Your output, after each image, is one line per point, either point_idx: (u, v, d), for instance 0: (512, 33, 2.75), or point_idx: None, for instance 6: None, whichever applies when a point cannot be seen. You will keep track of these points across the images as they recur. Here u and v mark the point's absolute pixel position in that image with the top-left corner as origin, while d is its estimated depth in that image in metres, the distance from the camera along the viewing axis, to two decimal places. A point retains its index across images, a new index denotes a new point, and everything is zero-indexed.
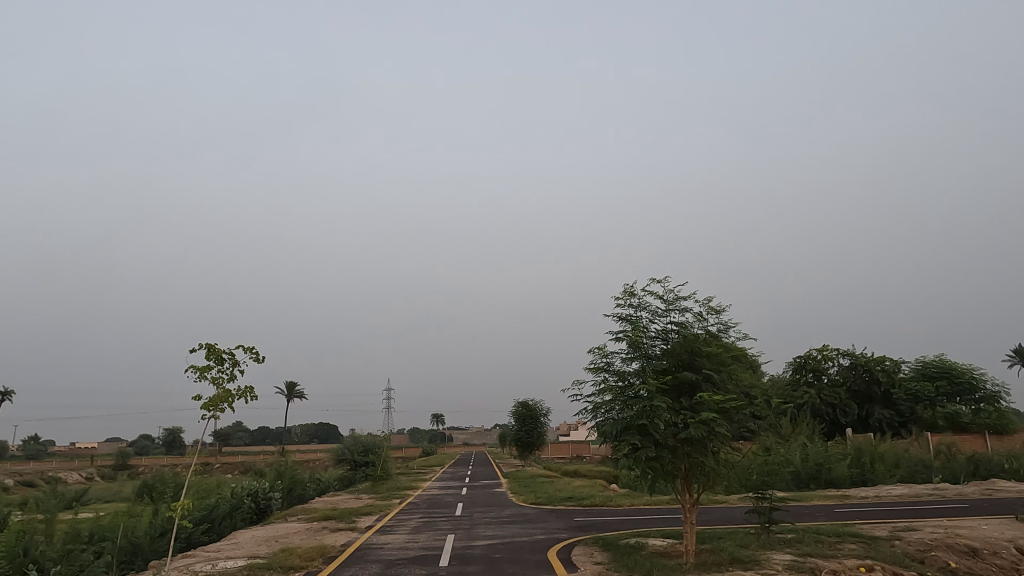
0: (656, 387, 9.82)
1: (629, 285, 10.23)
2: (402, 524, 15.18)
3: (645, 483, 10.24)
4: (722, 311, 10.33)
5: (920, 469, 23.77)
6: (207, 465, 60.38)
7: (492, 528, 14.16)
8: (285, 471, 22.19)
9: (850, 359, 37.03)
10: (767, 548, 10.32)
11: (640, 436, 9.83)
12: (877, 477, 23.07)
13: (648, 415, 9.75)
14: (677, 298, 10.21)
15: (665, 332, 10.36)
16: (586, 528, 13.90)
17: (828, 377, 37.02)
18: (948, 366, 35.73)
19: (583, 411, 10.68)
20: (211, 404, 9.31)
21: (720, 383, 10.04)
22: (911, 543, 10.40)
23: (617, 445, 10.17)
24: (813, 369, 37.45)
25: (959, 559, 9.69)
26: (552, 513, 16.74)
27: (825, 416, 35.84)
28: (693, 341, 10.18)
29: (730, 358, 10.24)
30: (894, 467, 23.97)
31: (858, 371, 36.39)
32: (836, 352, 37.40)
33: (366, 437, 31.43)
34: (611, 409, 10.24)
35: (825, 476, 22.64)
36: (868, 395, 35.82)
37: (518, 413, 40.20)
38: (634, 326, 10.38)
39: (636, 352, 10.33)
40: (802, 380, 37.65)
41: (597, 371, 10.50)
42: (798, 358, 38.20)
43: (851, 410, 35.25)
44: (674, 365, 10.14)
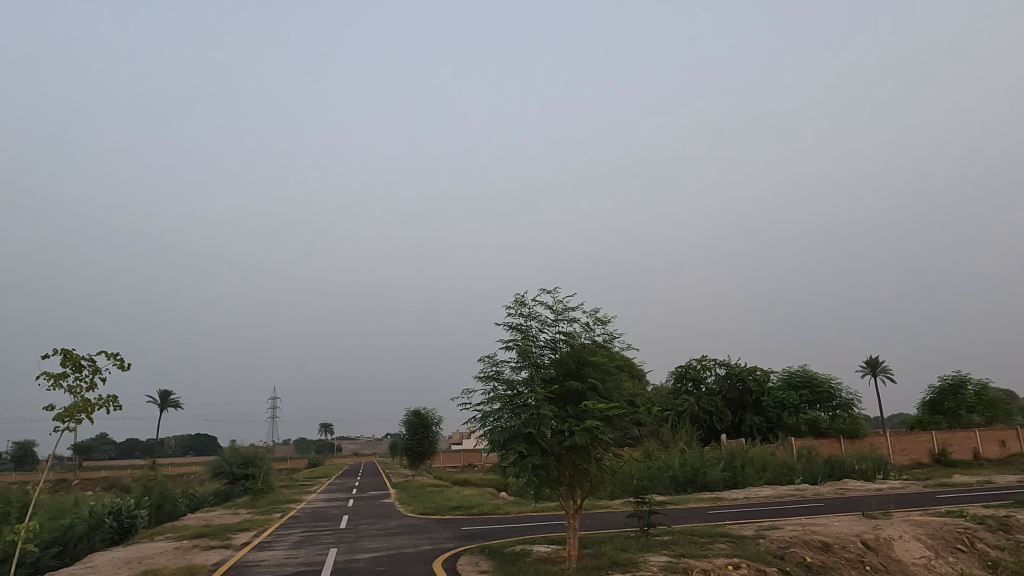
0: (543, 395, 10.01)
1: (520, 295, 10.39)
2: (282, 539, 14.43)
3: (531, 491, 10.35)
4: (608, 322, 10.69)
5: (784, 472, 25.71)
6: (63, 481, 55.02)
7: (378, 541, 13.81)
8: (153, 486, 20.60)
9: (725, 369, 39.42)
10: (645, 550, 10.72)
11: (526, 445, 9.96)
12: (747, 479, 24.68)
13: (535, 423, 9.90)
14: (566, 309, 10.48)
15: (554, 342, 10.58)
16: (473, 538, 13.87)
17: (706, 386, 39.16)
18: (810, 376, 38.94)
19: (472, 420, 10.65)
20: (65, 415, 8.50)
21: (605, 392, 10.38)
22: (773, 541, 11.15)
23: (504, 453, 10.23)
24: (692, 378, 39.52)
25: (814, 554, 10.53)
26: (439, 523, 16.60)
27: (703, 422, 37.77)
28: (580, 350, 10.48)
29: (615, 367, 10.63)
30: (762, 470, 25.65)
31: (733, 380, 38.74)
32: (713, 362, 39.71)
33: (246, 448, 29.80)
34: (500, 418, 10.27)
35: (700, 480, 23.94)
36: (741, 403, 38.24)
37: (409, 422, 39.53)
38: (524, 335, 10.52)
39: (525, 361, 10.44)
40: (683, 389, 39.56)
41: (487, 380, 10.53)
42: (680, 368, 40.13)
43: (726, 417, 37.48)
44: (561, 374, 10.38)
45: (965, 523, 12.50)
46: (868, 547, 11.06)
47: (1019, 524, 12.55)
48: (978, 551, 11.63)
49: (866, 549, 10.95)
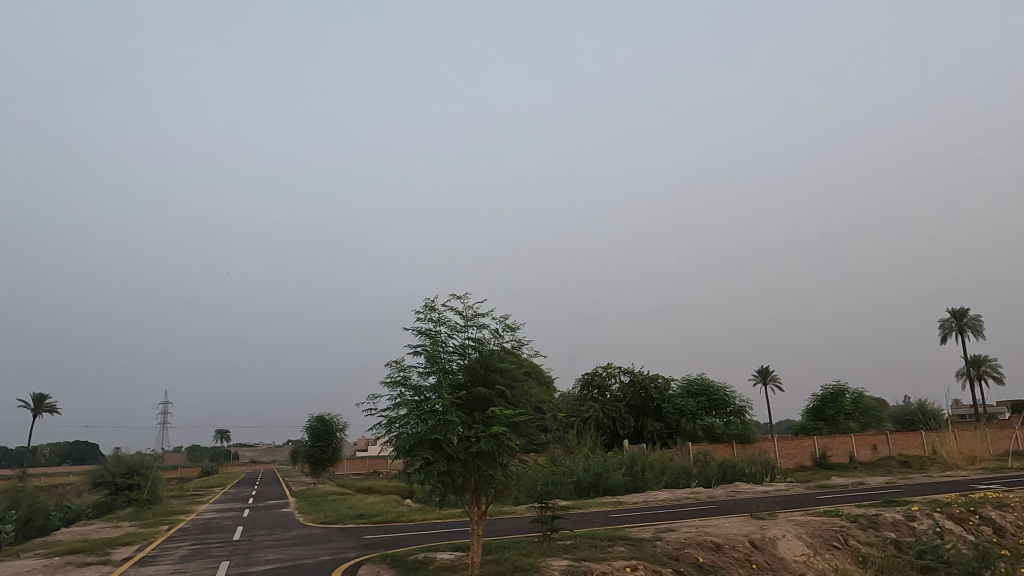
0: (451, 401, 9.96)
1: (430, 300, 10.31)
2: (168, 553, 13.59)
3: (436, 498, 10.25)
4: (517, 329, 10.79)
5: (681, 476, 26.81)
6: None
7: (274, 552, 13.27)
8: (22, 499, 18.85)
9: (629, 376, 40.69)
10: (547, 555, 10.86)
11: (432, 451, 9.88)
12: (646, 484, 25.58)
13: (442, 429, 9.84)
14: (476, 315, 10.49)
15: (463, 348, 10.56)
16: (375, 546, 13.60)
17: (611, 393, 40.24)
18: (707, 385, 40.90)
19: (377, 426, 10.44)
20: None
21: (512, 398, 10.47)
22: (669, 543, 11.60)
23: (409, 460, 10.09)
24: (597, 385, 40.50)
25: (706, 554, 11.05)
26: (340, 532, 16.16)
27: (606, 428, 38.71)
28: (489, 356, 10.51)
29: (523, 374, 10.73)
30: (661, 474, 26.64)
31: (636, 388, 40.05)
32: (618, 370, 40.91)
33: (131, 457, 27.84)
34: (406, 424, 10.11)
35: (602, 484, 24.55)
36: (643, 409, 39.58)
37: (312, 428, 38.27)
38: (433, 340, 10.44)
39: (433, 366, 10.36)
40: (589, 396, 40.43)
41: (393, 386, 10.37)
42: (586, 375, 41.02)
43: (628, 423, 38.66)
44: (470, 380, 10.38)
45: (840, 522, 13.48)
46: (755, 546, 11.70)
47: (887, 522, 13.66)
48: (850, 548, 12.56)
49: (753, 548, 11.59)
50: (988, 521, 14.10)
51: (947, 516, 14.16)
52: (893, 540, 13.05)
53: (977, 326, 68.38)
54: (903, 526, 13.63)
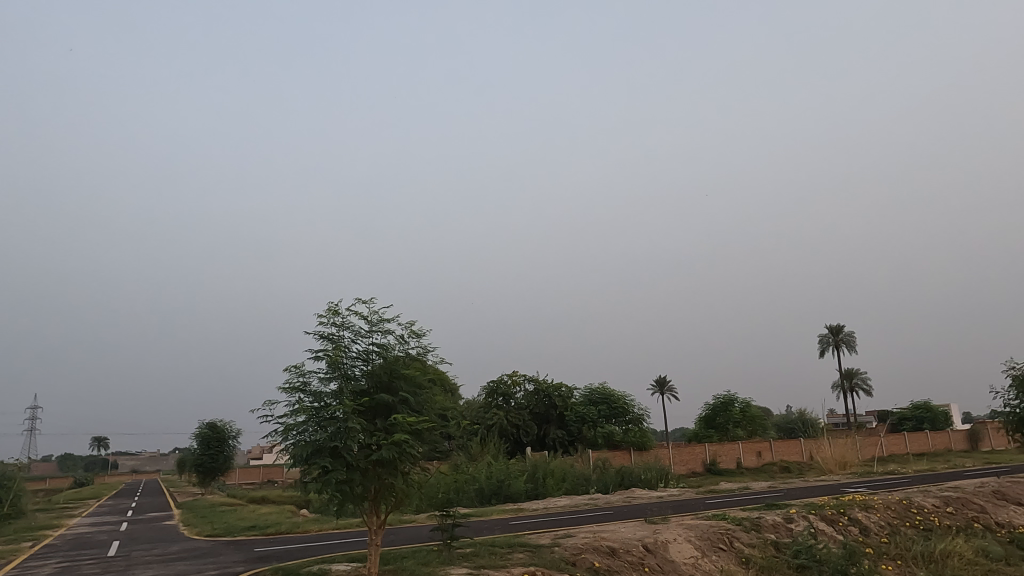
0: (352, 408, 9.73)
1: (333, 303, 10.06)
2: (30, 573, 12.42)
3: (333, 508, 9.95)
4: (423, 335, 10.71)
5: (581, 482, 27.40)
6: None
7: (154, 568, 12.43)
8: None
9: (533, 384, 41.21)
10: (446, 563, 10.79)
11: (331, 459, 9.60)
12: (547, 490, 25.97)
13: (342, 436, 9.59)
14: (381, 320, 10.34)
15: (367, 354, 10.35)
16: (267, 559, 13.04)
17: (515, 401, 40.54)
18: (608, 394, 42.15)
19: (273, 434, 10.03)
20: None
21: (416, 405, 10.35)
22: (567, 548, 11.82)
23: (306, 469, 9.76)
24: (502, 393, 40.71)
25: (602, 559, 11.36)
26: (229, 545, 15.37)
27: (510, 435, 38.95)
28: (393, 363, 10.36)
29: (427, 381, 10.65)
30: (561, 481, 27.11)
31: (540, 396, 40.63)
32: (523, 378, 41.34)
33: None
34: (304, 431, 9.77)
35: (504, 491, 24.67)
36: (546, 417, 40.20)
37: (202, 436, 36.19)
38: (335, 345, 10.17)
39: (335, 371, 10.08)
40: (493, 403, 40.53)
41: (292, 392, 10.01)
42: (491, 383, 41.14)
43: (531, 431, 39.12)
44: (372, 387, 10.17)
45: (726, 525, 14.22)
46: (648, 549, 12.13)
47: (767, 524, 14.55)
48: (734, 549, 13.26)
49: (646, 552, 12.01)
50: (855, 521, 15.33)
51: (820, 517, 15.26)
52: (772, 541, 13.88)
53: (851, 342, 74.29)
54: (782, 528, 14.54)
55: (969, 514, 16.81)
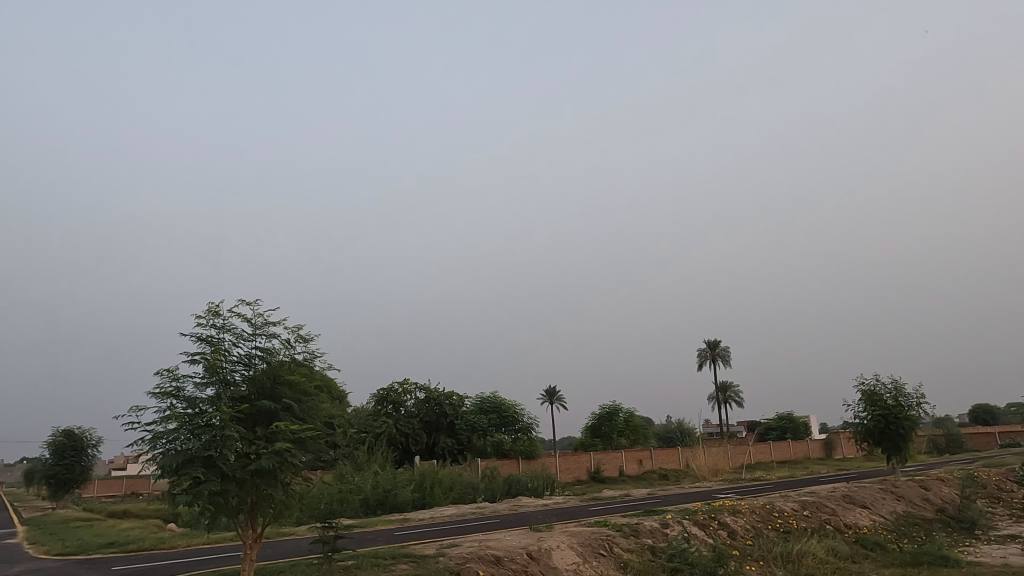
0: (230, 415, 9.21)
1: (214, 304, 9.52)
2: None
3: (204, 522, 9.36)
4: (310, 340, 10.35)
5: (468, 491, 27.36)
6: None
7: None
8: None
9: (425, 393, 40.83)
10: None
11: (204, 469, 9.04)
12: (434, 500, 25.74)
13: (217, 445, 9.06)
14: (265, 323, 9.89)
15: (249, 358, 9.86)
16: None
17: (405, 409, 39.95)
18: (499, 403, 42.53)
19: (140, 443, 9.30)
20: None
21: (300, 412, 9.95)
22: (452, 558, 11.77)
23: (175, 480, 9.12)
24: (392, 401, 39.97)
25: (486, 568, 11.39)
26: (82, 565, 14.04)
27: (399, 444, 38.26)
28: (277, 368, 9.92)
29: (313, 388, 10.29)
30: (449, 490, 26.95)
31: (431, 404, 40.31)
32: (414, 386, 40.85)
33: None
34: (175, 440, 9.14)
35: (390, 501, 24.20)
36: (436, 425, 39.90)
37: (56, 444, 32.93)
38: (214, 348, 9.62)
39: (212, 377, 9.52)
40: (383, 412, 39.69)
41: (163, 397, 9.34)
42: (381, 391, 40.32)
43: (421, 439, 38.65)
44: (253, 393, 9.68)
45: (607, 531, 14.69)
46: (532, 557, 12.31)
47: (645, 530, 15.17)
48: (614, 554, 13.72)
49: (530, 560, 12.18)
50: (724, 525, 16.31)
51: (693, 522, 16.10)
52: (649, 546, 14.47)
53: (726, 356, 79.25)
54: (658, 533, 15.21)
55: (822, 517, 18.35)
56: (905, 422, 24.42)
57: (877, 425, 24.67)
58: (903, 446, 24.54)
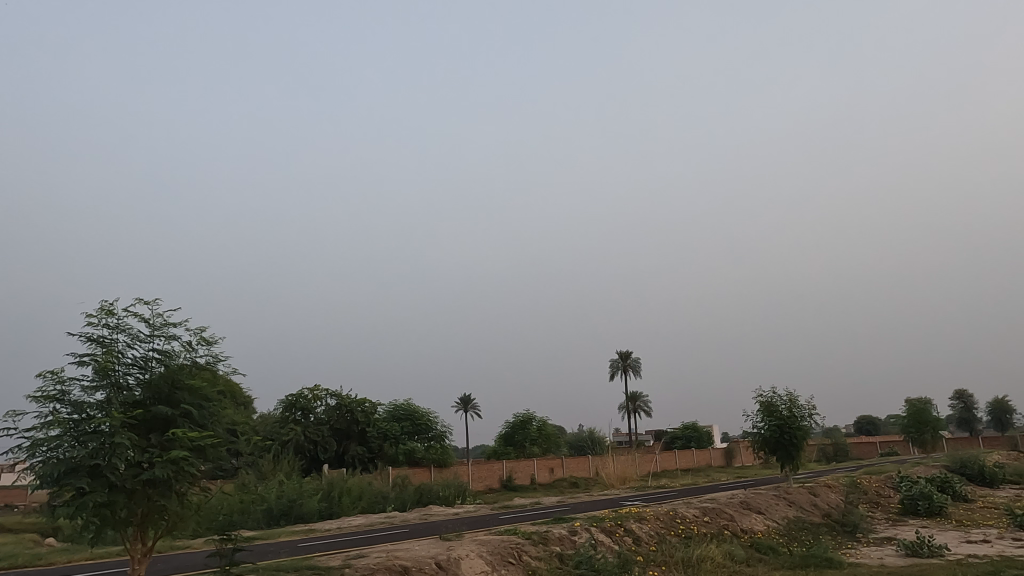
0: (121, 422, 8.63)
1: (107, 303, 8.92)
2: None
3: (88, 536, 8.71)
4: (214, 343, 9.87)
5: (377, 500, 26.78)
6: None
7: None
8: None
9: (336, 400, 39.75)
10: None
11: (89, 480, 8.42)
12: (342, 510, 25.05)
13: (105, 454, 8.46)
14: (165, 324, 9.36)
15: (145, 361, 9.32)
16: None
17: (315, 416, 38.73)
18: (413, 410, 42.08)
19: (16, 450, 8.57)
20: None
21: (200, 419, 9.42)
22: (359, 569, 11.48)
23: (55, 492, 8.45)
24: (301, 408, 38.67)
25: None
26: None
27: (306, 452, 37.04)
28: (176, 372, 9.40)
29: (216, 393, 9.81)
30: (357, 499, 26.32)
31: (342, 412, 39.26)
32: (325, 393, 39.72)
33: None
34: (57, 447, 8.47)
35: (295, 511, 23.35)
36: (347, 433, 38.91)
37: None
38: (106, 350, 9.01)
39: (103, 380, 8.90)
40: (291, 418, 38.29)
41: (44, 402, 8.63)
42: (290, 397, 38.94)
43: (330, 447, 37.53)
44: (148, 399, 9.11)
45: (516, 539, 14.79)
46: (440, 566, 12.21)
47: (554, 537, 15.38)
48: (523, 562, 13.83)
49: (438, 570, 12.06)
50: (629, 532, 16.76)
51: (600, 529, 16.46)
52: (557, 553, 14.64)
53: (637, 367, 81.75)
54: (566, 540, 15.43)
55: (721, 522, 19.18)
56: (798, 432, 25.94)
57: (773, 434, 26.11)
58: (795, 455, 26.05)
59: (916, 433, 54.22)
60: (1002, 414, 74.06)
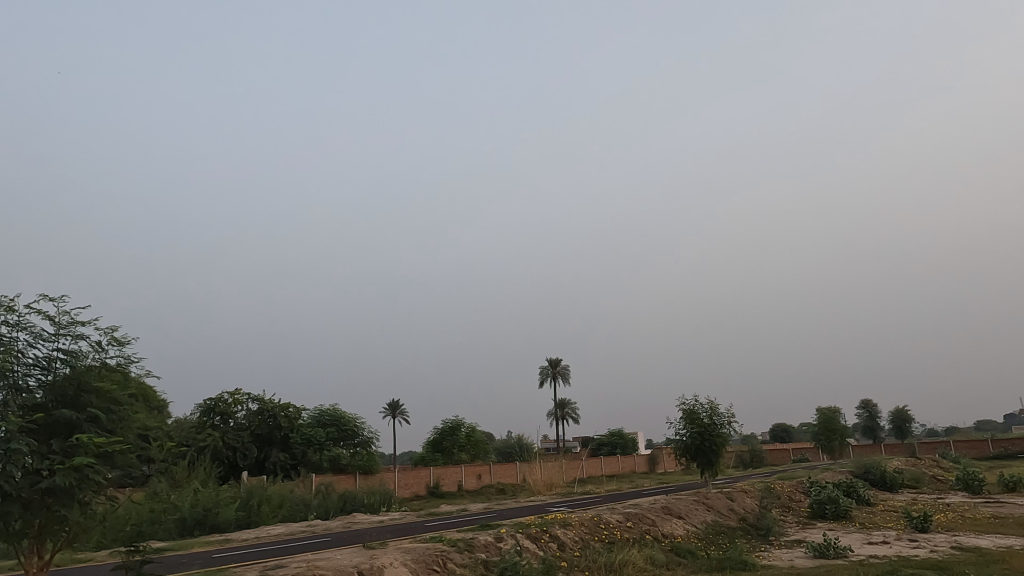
0: (19, 426, 8.07)
1: (7, 298, 8.36)
2: None
3: None
4: (126, 344, 9.39)
5: (299, 509, 26.00)
6: None
7: None
8: None
9: (258, 404, 38.42)
10: None
11: None
12: (261, 518, 24.20)
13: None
14: (72, 323, 8.84)
15: (47, 361, 8.76)
16: None
17: (235, 421, 37.26)
18: (339, 416, 41.22)
19: None
20: None
21: (107, 424, 8.91)
22: None
23: None
24: (220, 412, 37.14)
25: None
26: None
27: (224, 459, 35.55)
28: (82, 374, 8.88)
29: (127, 397, 9.31)
30: (278, 507, 25.49)
31: (264, 417, 37.99)
32: (246, 397, 38.32)
33: None
34: None
35: (210, 521, 22.36)
36: (268, 439, 37.65)
37: None
38: (4, 349, 8.42)
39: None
40: (209, 423, 36.69)
41: None
42: (208, 401, 37.34)
43: (250, 453, 36.19)
44: (51, 402, 8.56)
45: (441, 547, 14.68)
46: None
47: (479, 544, 15.34)
48: (447, 569, 13.72)
49: None
50: (554, 538, 16.91)
51: (526, 535, 16.55)
52: (482, 560, 14.61)
53: (565, 374, 82.81)
54: (492, 547, 15.42)
55: (643, 528, 19.63)
56: (718, 440, 26.90)
57: (694, 442, 26.98)
58: (714, 461, 26.99)
59: (825, 441, 57.20)
60: (902, 422, 79.15)
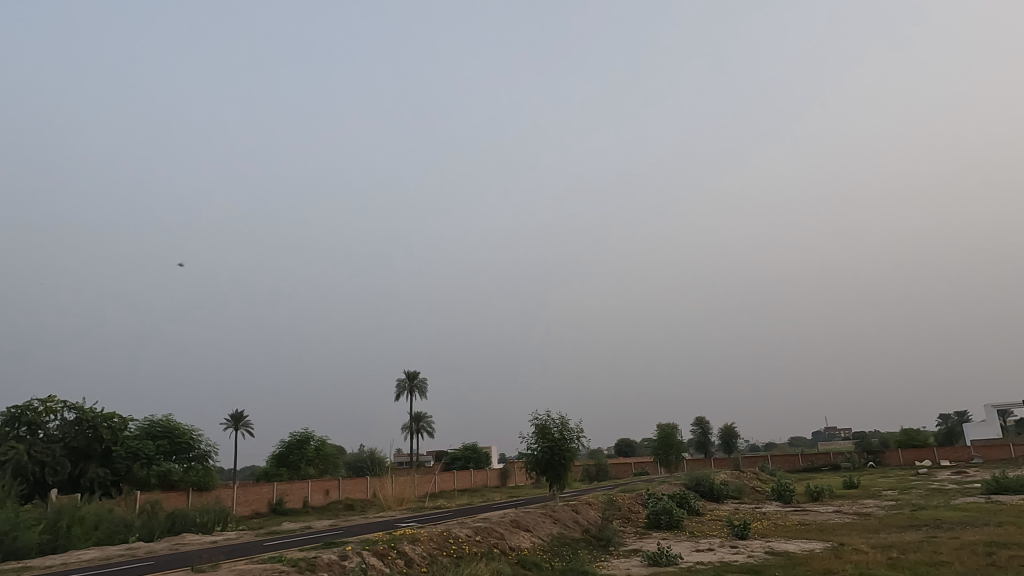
0: None
1: None
2: None
3: None
4: None
5: (118, 530, 23.49)
6: None
7: None
8: None
9: (75, 413, 34.40)
10: None
11: None
12: (70, 542, 21.54)
13: None
14: None
15: None
16: None
17: (45, 432, 33.03)
18: (171, 427, 37.94)
19: None
20: None
21: None
22: None
23: None
24: (28, 422, 32.78)
25: None
26: None
27: (29, 475, 31.30)
28: None
29: None
30: (92, 529, 22.86)
31: (82, 428, 34.08)
32: (61, 405, 34.17)
33: None
34: None
35: (5, 547, 19.51)
36: (86, 452, 33.79)
37: None
38: None
39: None
40: (12, 434, 32.21)
41: None
42: (13, 409, 32.82)
43: (62, 469, 32.20)
44: None
45: (281, 567, 13.90)
46: None
47: (322, 563, 14.72)
48: None
49: None
50: (402, 554, 16.61)
51: (372, 553, 16.10)
52: None
53: (423, 387, 82.05)
54: (335, 566, 14.85)
55: (491, 541, 19.81)
56: (566, 454, 27.86)
57: (544, 455, 27.75)
58: (563, 475, 27.92)
59: (663, 455, 61.14)
60: (729, 438, 86.61)
